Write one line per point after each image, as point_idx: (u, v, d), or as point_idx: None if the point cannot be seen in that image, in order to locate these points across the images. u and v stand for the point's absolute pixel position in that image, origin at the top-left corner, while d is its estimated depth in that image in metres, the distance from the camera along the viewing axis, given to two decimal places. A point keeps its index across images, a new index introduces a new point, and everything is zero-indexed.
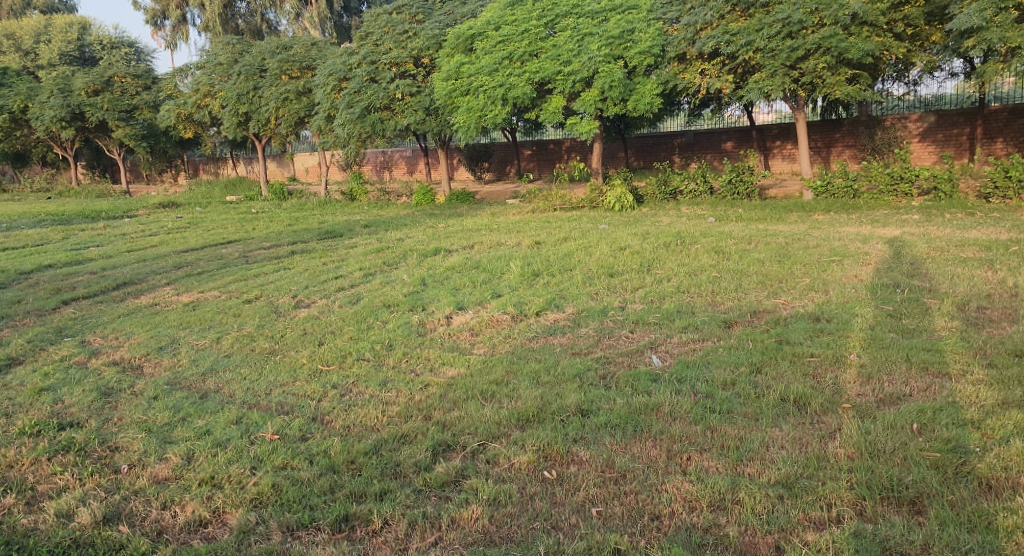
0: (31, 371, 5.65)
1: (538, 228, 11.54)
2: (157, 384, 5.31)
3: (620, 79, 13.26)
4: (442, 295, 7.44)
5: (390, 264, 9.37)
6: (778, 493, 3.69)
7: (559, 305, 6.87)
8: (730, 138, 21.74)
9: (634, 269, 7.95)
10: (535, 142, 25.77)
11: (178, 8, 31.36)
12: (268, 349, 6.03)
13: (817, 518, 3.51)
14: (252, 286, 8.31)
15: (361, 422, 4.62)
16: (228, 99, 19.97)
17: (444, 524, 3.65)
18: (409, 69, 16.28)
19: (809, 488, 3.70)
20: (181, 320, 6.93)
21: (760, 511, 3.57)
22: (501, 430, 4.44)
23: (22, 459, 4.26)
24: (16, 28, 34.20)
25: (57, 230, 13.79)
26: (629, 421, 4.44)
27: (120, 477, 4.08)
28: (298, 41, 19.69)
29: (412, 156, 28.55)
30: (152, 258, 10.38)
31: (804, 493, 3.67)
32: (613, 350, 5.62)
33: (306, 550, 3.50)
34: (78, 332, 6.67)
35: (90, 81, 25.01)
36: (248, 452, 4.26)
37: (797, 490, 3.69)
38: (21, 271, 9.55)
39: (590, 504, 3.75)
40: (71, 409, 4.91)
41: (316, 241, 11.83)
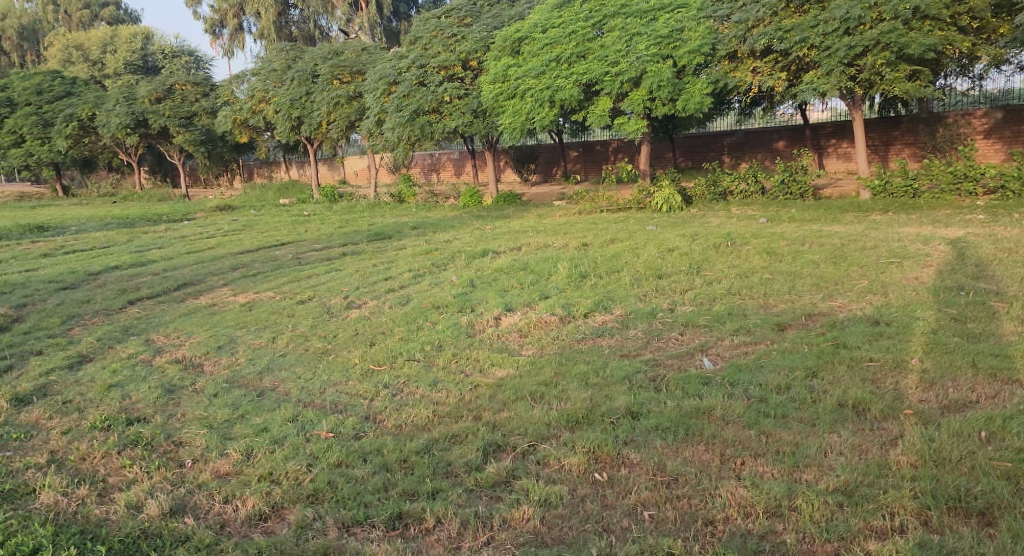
0: (99, 368, 5.86)
1: (584, 229, 11.56)
2: (217, 381, 5.47)
3: (669, 78, 13.16)
4: (490, 296, 7.48)
5: (438, 265, 9.48)
6: (837, 500, 3.63)
7: (607, 306, 6.86)
8: (782, 137, 21.43)
9: (683, 271, 7.89)
10: (582, 143, 25.71)
11: (235, 16, 32.03)
12: (321, 348, 6.16)
13: (878, 528, 3.46)
14: (305, 287, 8.49)
15: (413, 422, 4.69)
16: (282, 104, 20.37)
17: (495, 524, 3.68)
18: (457, 72, 16.38)
19: (869, 496, 3.64)
20: (238, 319, 7.13)
21: (819, 518, 3.52)
22: (551, 432, 4.46)
23: (94, 452, 4.42)
24: (84, 39, 35.35)
25: (121, 234, 14.31)
26: (680, 424, 4.41)
27: (184, 471, 4.22)
28: (349, 47, 20.04)
29: (459, 158, 28.73)
30: (210, 260, 10.67)
31: (865, 501, 3.61)
32: (662, 352, 5.60)
33: (361, 547, 3.56)
34: (143, 331, 6.89)
35: (152, 90, 25.95)
36: (303, 450, 4.36)
37: (857, 498, 3.63)
38: (88, 271, 9.92)
39: (642, 507, 3.75)
40: (137, 405, 5.09)
41: (366, 242, 12.01)
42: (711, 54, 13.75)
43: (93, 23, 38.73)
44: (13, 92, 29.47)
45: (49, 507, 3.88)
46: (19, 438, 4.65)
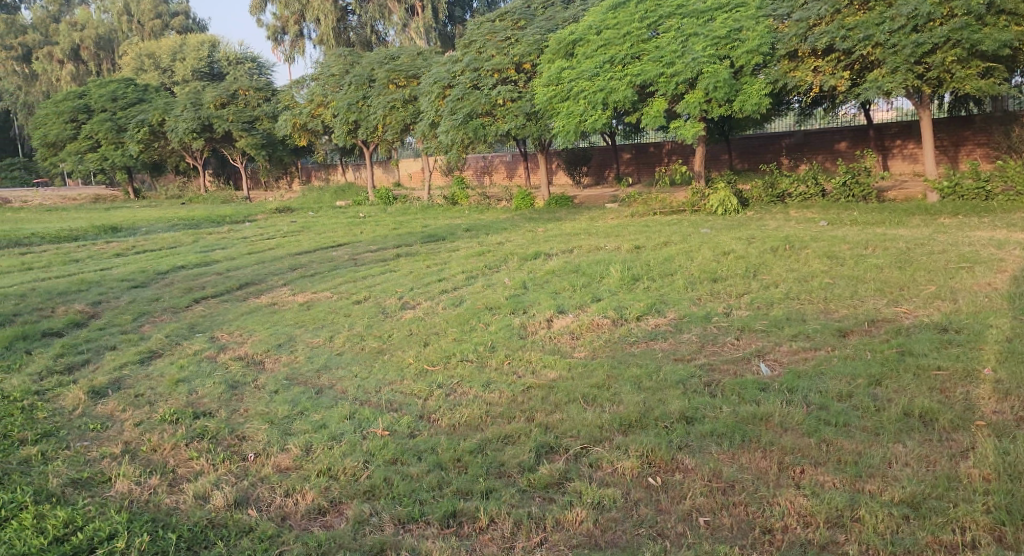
0: (167, 364, 6.08)
1: (638, 232, 11.49)
2: (277, 378, 5.62)
3: (726, 79, 13.02)
4: (542, 298, 7.50)
5: (491, 267, 9.53)
6: (904, 512, 3.56)
7: (661, 310, 6.82)
8: (844, 138, 20.96)
9: (739, 274, 7.79)
10: (635, 146, 25.53)
11: (296, 23, 32.72)
12: (376, 348, 6.26)
13: (948, 542, 3.37)
14: (361, 288, 8.63)
15: (467, 422, 4.75)
16: (339, 108, 20.78)
17: (549, 525, 3.71)
18: (511, 75, 16.45)
19: (938, 509, 3.56)
20: (297, 319, 7.28)
21: (884, 531, 3.46)
22: (604, 434, 4.46)
23: (163, 444, 4.59)
24: (155, 48, 36.62)
25: (186, 234, 14.76)
26: (736, 430, 4.37)
27: (247, 464, 4.35)
28: (405, 52, 20.30)
29: (511, 161, 28.85)
30: (270, 260, 10.94)
31: (933, 514, 3.53)
32: (717, 357, 5.54)
33: (417, 544, 3.62)
34: (207, 329, 7.12)
35: (217, 95, 26.68)
36: (360, 447, 4.45)
37: (925, 511, 3.55)
38: (157, 271, 10.27)
39: (698, 513, 3.73)
40: (203, 400, 5.27)
41: (420, 244, 12.16)
42: (770, 53, 13.54)
43: (164, 33, 40.05)
44: (89, 99, 30.74)
45: (123, 495, 4.05)
46: (94, 429, 4.85)
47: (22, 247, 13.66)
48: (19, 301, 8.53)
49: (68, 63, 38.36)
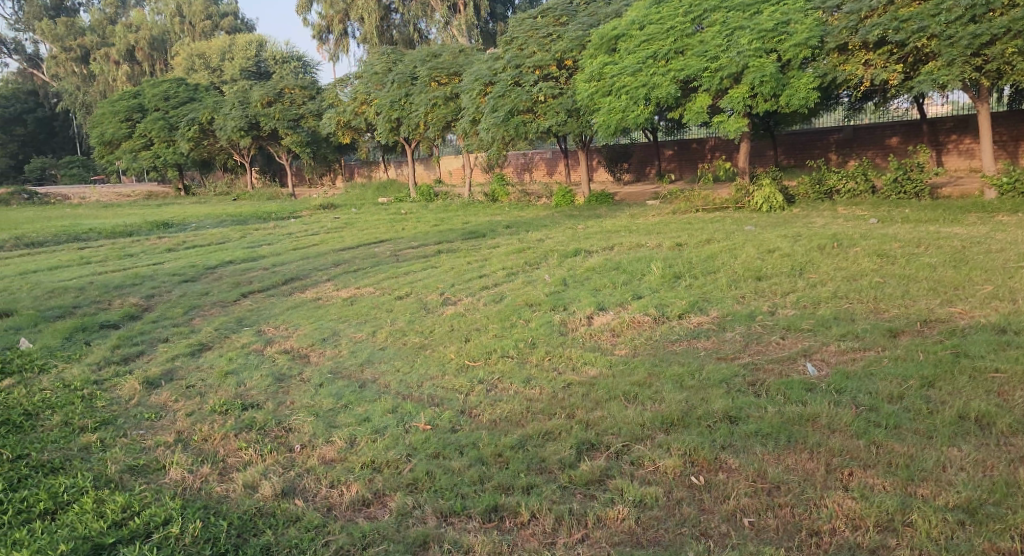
0: (217, 356, 6.23)
1: (679, 229, 11.40)
2: (322, 372, 5.72)
3: (772, 73, 12.80)
4: (583, 295, 7.49)
5: (531, 264, 9.54)
6: (958, 518, 3.50)
7: (703, 308, 6.76)
8: (896, 133, 20.49)
9: (784, 273, 7.68)
10: (677, 142, 25.27)
11: (340, 22, 33.07)
12: (418, 343, 6.32)
13: (1006, 549, 3.30)
14: (403, 284, 8.72)
15: (507, 418, 4.78)
16: (382, 106, 21.00)
17: (590, 521, 3.72)
18: (552, 71, 16.42)
19: (996, 516, 3.48)
20: (341, 313, 7.40)
21: (937, 536, 3.40)
22: (645, 433, 4.45)
23: (214, 434, 4.71)
24: (205, 48, 37.41)
25: (235, 230, 15.08)
26: (781, 430, 4.32)
27: (294, 455, 4.44)
28: (447, 49, 20.37)
29: (552, 158, 28.84)
30: (314, 256, 11.12)
31: (990, 521, 3.46)
32: (762, 356, 5.48)
33: (459, 536, 3.66)
34: (254, 322, 7.27)
35: (264, 94, 27.08)
36: (403, 440, 4.51)
37: (982, 517, 3.48)
38: (206, 265, 10.51)
39: (741, 513, 3.70)
40: (251, 392, 5.39)
41: (461, 241, 12.23)
42: (819, 47, 13.28)
43: (214, 33, 41.12)
44: (143, 99, 31.59)
45: (176, 482, 4.16)
46: (149, 418, 5.00)
47: (79, 242, 14.11)
48: (77, 294, 8.82)
49: (123, 64, 39.36)
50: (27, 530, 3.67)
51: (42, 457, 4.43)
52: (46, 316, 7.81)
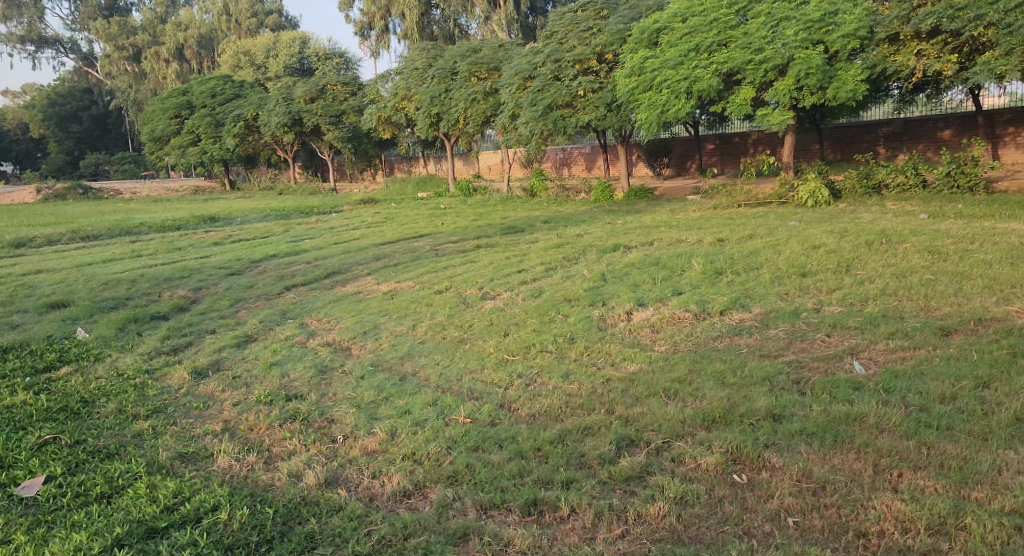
0: (262, 347, 6.34)
1: (721, 224, 11.25)
2: (363, 364, 5.79)
3: (818, 65, 12.59)
4: (622, 291, 7.46)
5: (570, 259, 9.52)
6: (1015, 523, 3.41)
7: (745, 304, 6.68)
8: (949, 125, 20.01)
9: (830, 269, 7.55)
10: (719, 136, 24.93)
11: (382, 18, 33.32)
12: (458, 338, 6.36)
13: None
14: (442, 278, 8.77)
15: (546, 413, 4.78)
16: (422, 101, 21.11)
17: (630, 517, 3.71)
18: (592, 65, 16.33)
19: None
20: (381, 307, 7.47)
21: (992, 541, 3.32)
22: (686, 430, 4.42)
23: (259, 424, 4.80)
24: (250, 45, 38.01)
25: (278, 224, 15.33)
26: (827, 430, 4.26)
27: (337, 446, 4.50)
28: (487, 44, 20.39)
29: (591, 153, 28.72)
30: (355, 250, 11.24)
31: None
32: (807, 354, 5.40)
33: (500, 529, 3.68)
34: (298, 315, 7.38)
35: (307, 90, 27.45)
36: (443, 433, 4.54)
37: None
38: (251, 259, 10.70)
39: (786, 513, 3.66)
40: (295, 383, 5.48)
41: (499, 235, 12.25)
42: (869, 37, 13.02)
43: (259, 30, 41.84)
44: (191, 96, 32.26)
45: (225, 470, 4.25)
46: (198, 407, 5.11)
47: (131, 235, 14.47)
48: (129, 286, 9.04)
49: (172, 62, 40.15)
50: (84, 513, 3.79)
51: (98, 443, 4.56)
52: (100, 306, 8.03)
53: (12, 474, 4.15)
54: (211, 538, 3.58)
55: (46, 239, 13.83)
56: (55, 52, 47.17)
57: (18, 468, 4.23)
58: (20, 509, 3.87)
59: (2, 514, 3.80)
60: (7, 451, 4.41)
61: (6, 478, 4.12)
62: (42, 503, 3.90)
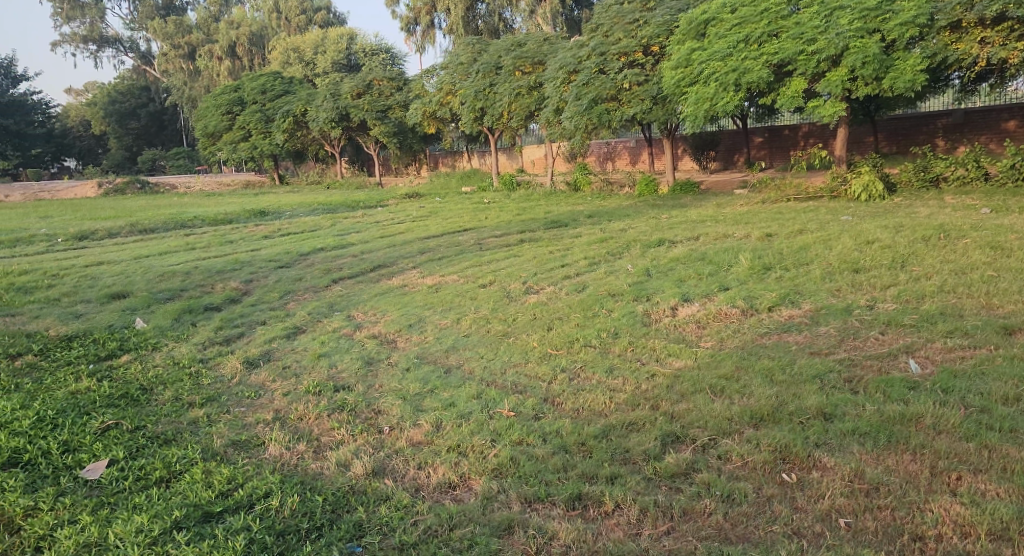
0: (310, 339, 6.43)
1: (769, 218, 11.07)
2: (409, 357, 5.84)
3: (875, 54, 12.19)
4: (667, 286, 7.38)
5: (614, 254, 9.46)
6: None
7: (795, 300, 6.56)
8: (1013, 116, 19.35)
9: (884, 265, 7.36)
10: (768, 129, 24.50)
11: (428, 13, 33.48)
12: (502, 331, 6.36)
13: None
14: (487, 272, 8.78)
15: (590, 407, 4.76)
16: (467, 96, 21.17)
17: (676, 514, 3.68)
18: (638, 58, 16.18)
19: None
20: (426, 300, 7.52)
21: None
22: (733, 427, 4.35)
23: (309, 413, 4.86)
24: (300, 42, 38.56)
25: (326, 218, 15.54)
26: (881, 430, 4.16)
27: (383, 437, 4.54)
28: (532, 38, 20.32)
29: (635, 146, 28.48)
30: (401, 243, 11.33)
31: None
32: (859, 352, 5.28)
33: (544, 522, 3.68)
34: (345, 307, 7.47)
35: (354, 86, 27.75)
36: (487, 426, 4.55)
37: None
38: (299, 252, 10.86)
39: (837, 514, 3.59)
40: (342, 374, 5.55)
41: (543, 230, 12.24)
42: (929, 24, 12.61)
43: (308, 27, 42.46)
44: (242, 92, 32.88)
45: (275, 458, 4.33)
46: (250, 396, 5.20)
47: (185, 229, 14.80)
48: (183, 278, 9.24)
49: (225, 59, 40.88)
50: (145, 496, 3.88)
51: (157, 429, 4.68)
52: (157, 298, 8.23)
53: (77, 457, 4.28)
54: (263, 524, 3.65)
55: (106, 231, 14.22)
56: (114, 51, 48.39)
57: (82, 451, 4.35)
58: (85, 491, 3.98)
59: (68, 495, 3.92)
60: (71, 435, 4.54)
61: (71, 460, 4.25)
62: (105, 486, 4.01)
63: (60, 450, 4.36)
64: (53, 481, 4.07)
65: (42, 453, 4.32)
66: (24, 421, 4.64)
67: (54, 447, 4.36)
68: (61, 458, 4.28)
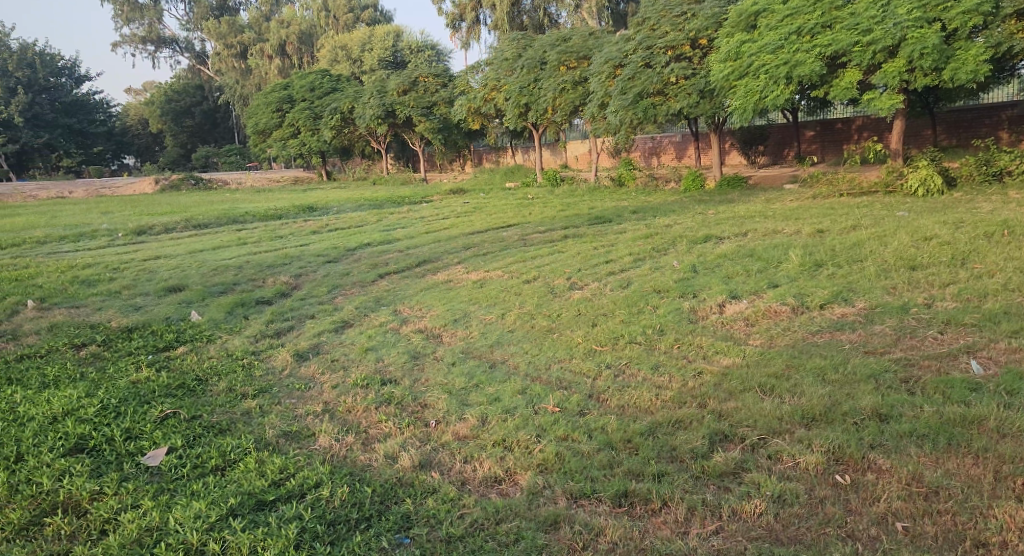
0: (358, 333, 6.48)
1: (821, 214, 10.83)
2: (454, 352, 5.84)
3: (935, 44, 11.76)
4: (713, 283, 7.27)
5: (659, 250, 9.35)
6: None
7: (847, 298, 6.40)
8: None
9: (943, 263, 7.13)
10: (820, 122, 23.98)
11: (473, 10, 33.52)
12: (546, 327, 6.33)
13: None
14: (531, 268, 8.75)
15: (636, 404, 4.70)
16: (511, 92, 21.16)
17: (725, 514, 3.62)
18: (685, 52, 15.98)
19: None
20: (471, 296, 7.52)
21: None
22: (784, 426, 4.26)
23: (357, 406, 4.91)
24: (347, 40, 38.97)
25: (372, 214, 15.67)
26: (941, 432, 4.03)
27: (429, 430, 4.55)
28: (577, 32, 20.18)
29: (681, 141, 28.13)
30: (446, 239, 11.36)
31: None
32: (916, 351, 5.13)
33: (590, 519, 3.65)
34: (391, 302, 7.52)
35: (400, 83, 27.93)
36: (533, 421, 4.53)
37: None
38: (347, 247, 10.97)
39: (894, 517, 3.50)
40: (389, 367, 5.59)
41: (587, 226, 12.16)
42: (994, 12, 12.12)
43: (355, 25, 42.92)
44: (292, 90, 33.39)
45: (326, 449, 4.37)
46: (300, 388, 5.27)
47: (237, 224, 15.09)
48: (236, 272, 9.41)
49: (275, 58, 41.54)
50: (202, 483, 3.96)
51: (212, 419, 4.77)
52: (211, 291, 8.39)
53: (139, 444, 4.38)
54: (315, 513, 3.69)
55: (162, 226, 14.57)
56: (171, 52, 49.53)
57: (143, 439, 4.45)
58: (146, 477, 4.07)
59: (131, 480, 4.01)
60: (133, 422, 4.65)
61: (133, 447, 4.35)
62: (165, 473, 4.11)
63: (123, 436, 4.47)
64: (116, 466, 4.17)
65: (106, 440, 4.43)
66: (89, 408, 4.77)
67: (117, 434, 4.47)
68: (124, 444, 4.39)
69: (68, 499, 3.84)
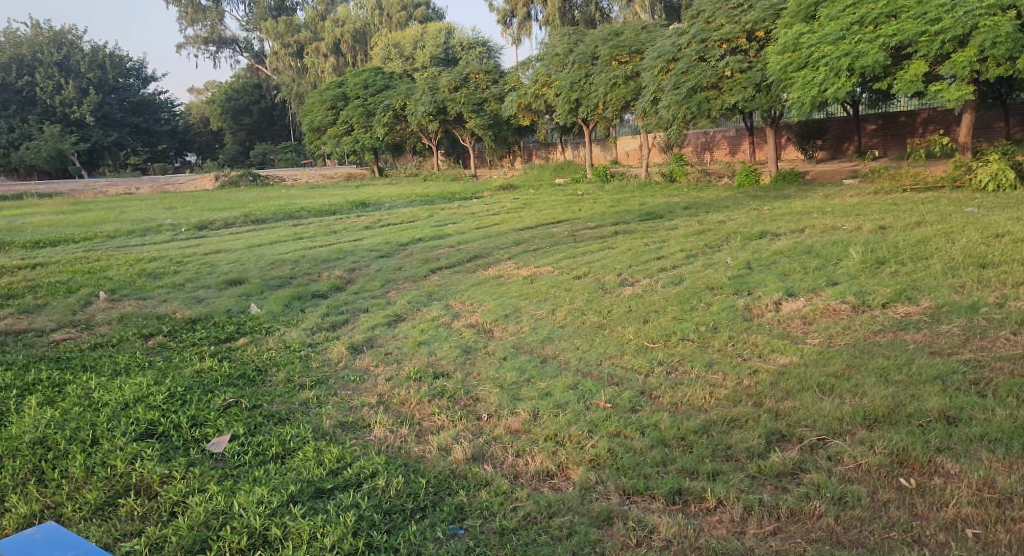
0: (410, 327, 6.52)
1: (882, 211, 10.50)
2: (506, 346, 5.83)
3: (1009, 33, 11.30)
4: (769, 280, 7.11)
5: (712, 246, 9.17)
6: None
7: (912, 297, 6.18)
8: None
9: (1014, 260, 6.84)
10: (882, 116, 23.33)
11: (524, 5, 33.48)
12: (597, 323, 6.26)
13: None
14: (581, 264, 8.68)
15: (689, 401, 4.62)
16: (562, 88, 21.06)
17: (783, 515, 3.52)
18: (741, 44, 15.66)
19: None
20: (522, 291, 7.49)
21: None
22: (845, 428, 4.13)
23: (410, 399, 4.92)
24: (400, 38, 39.29)
25: (424, 210, 15.75)
26: (1014, 436, 3.86)
27: (481, 424, 4.54)
28: (629, 27, 19.96)
29: (735, 136, 27.65)
30: (495, 235, 11.35)
31: None
32: (986, 352, 4.93)
33: (643, 515, 3.59)
34: (443, 297, 7.54)
35: (451, 79, 28.01)
36: (584, 416, 4.48)
37: None
38: (399, 242, 11.05)
39: (964, 523, 3.36)
40: (441, 361, 5.61)
41: (638, 222, 12.01)
42: None
43: (408, 23, 43.26)
44: (345, 88, 33.80)
45: (380, 440, 4.39)
46: (355, 380, 5.31)
47: (292, 220, 15.31)
48: (292, 267, 9.54)
49: (330, 56, 42.13)
50: (263, 470, 4.02)
51: (272, 408, 4.84)
52: (269, 284, 8.53)
53: (203, 431, 4.47)
54: (371, 502, 3.71)
55: (221, 221, 14.88)
56: (230, 51, 50.62)
57: (208, 426, 4.54)
58: (211, 462, 4.16)
59: (197, 465, 4.09)
60: (197, 410, 4.74)
61: (198, 434, 4.44)
62: (229, 459, 4.18)
63: (188, 423, 4.56)
64: (183, 452, 4.26)
65: (174, 426, 4.53)
66: (157, 396, 4.89)
67: (183, 421, 4.56)
68: (190, 431, 4.48)
69: (139, 481, 3.93)
